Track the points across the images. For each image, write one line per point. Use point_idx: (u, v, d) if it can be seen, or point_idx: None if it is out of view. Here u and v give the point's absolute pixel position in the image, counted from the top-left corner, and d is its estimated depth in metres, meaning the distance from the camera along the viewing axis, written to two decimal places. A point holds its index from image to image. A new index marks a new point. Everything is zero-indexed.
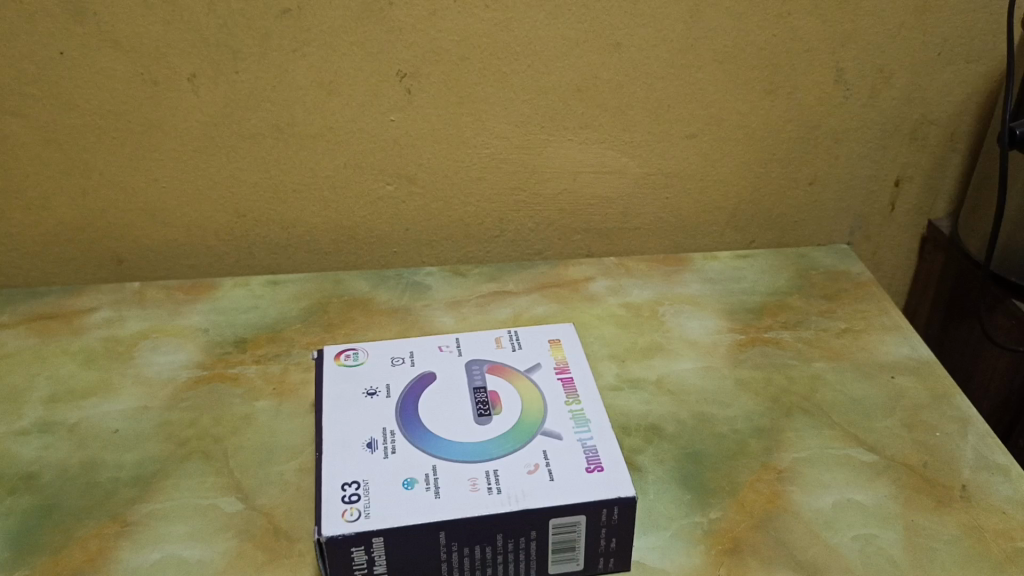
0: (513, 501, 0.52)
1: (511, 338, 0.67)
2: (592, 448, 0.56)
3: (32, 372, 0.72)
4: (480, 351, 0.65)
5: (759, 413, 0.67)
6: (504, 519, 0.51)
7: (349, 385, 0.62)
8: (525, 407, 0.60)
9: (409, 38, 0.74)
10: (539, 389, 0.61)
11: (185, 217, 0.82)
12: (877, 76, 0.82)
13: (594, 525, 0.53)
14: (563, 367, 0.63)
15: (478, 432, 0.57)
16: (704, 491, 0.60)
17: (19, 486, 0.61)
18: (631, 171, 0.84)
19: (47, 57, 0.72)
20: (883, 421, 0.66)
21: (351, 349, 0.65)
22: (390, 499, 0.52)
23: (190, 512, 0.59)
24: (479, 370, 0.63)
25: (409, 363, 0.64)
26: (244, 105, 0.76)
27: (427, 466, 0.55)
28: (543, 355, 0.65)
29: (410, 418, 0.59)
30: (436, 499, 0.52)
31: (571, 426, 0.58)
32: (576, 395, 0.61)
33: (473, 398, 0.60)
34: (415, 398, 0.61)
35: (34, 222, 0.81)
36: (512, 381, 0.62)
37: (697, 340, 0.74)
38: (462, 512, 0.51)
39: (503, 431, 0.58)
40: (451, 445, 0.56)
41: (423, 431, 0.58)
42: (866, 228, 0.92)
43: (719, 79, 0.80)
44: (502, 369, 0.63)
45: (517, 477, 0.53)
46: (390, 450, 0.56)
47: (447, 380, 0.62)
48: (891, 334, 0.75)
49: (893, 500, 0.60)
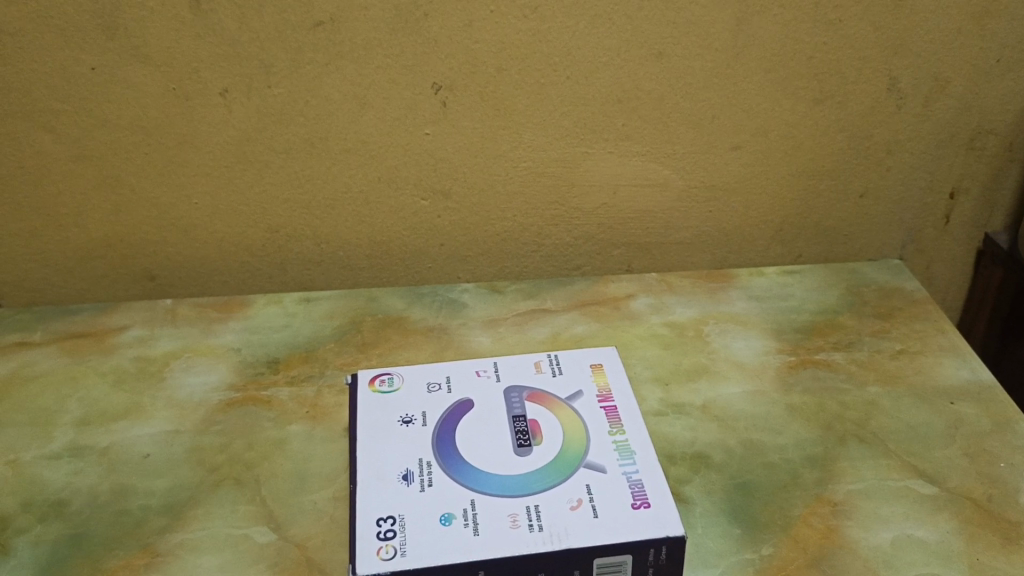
0: (555, 540, 0.49)
1: (552, 363, 0.64)
2: (638, 483, 0.53)
3: (64, 394, 0.71)
4: (520, 376, 0.63)
5: (812, 441, 0.64)
6: (545, 559, 0.49)
7: (384, 413, 0.60)
8: (567, 437, 0.57)
9: (444, 49, 0.72)
10: (581, 419, 0.59)
11: (218, 233, 0.81)
12: (933, 84, 0.78)
13: (641, 565, 0.51)
14: (605, 395, 0.61)
15: (518, 465, 0.55)
16: (755, 525, 0.57)
17: (48, 514, 0.60)
18: (674, 184, 0.82)
19: (78, 73, 0.71)
20: (943, 450, 0.63)
21: (385, 374, 0.63)
22: (426, 536, 0.50)
23: (222, 542, 0.58)
24: (518, 397, 0.61)
25: (445, 389, 0.62)
26: (277, 120, 0.75)
27: (465, 500, 0.52)
28: (585, 380, 0.62)
29: (446, 448, 0.57)
30: (475, 536, 0.50)
31: (615, 458, 0.55)
32: (620, 425, 0.58)
33: (512, 427, 0.58)
34: (452, 427, 0.58)
35: (66, 238, 0.80)
36: (553, 409, 0.60)
37: (744, 363, 0.71)
38: (502, 552, 0.49)
39: (544, 463, 0.55)
40: (490, 477, 0.54)
41: (460, 462, 0.55)
42: (919, 242, 0.88)
43: (766, 89, 0.77)
44: (542, 396, 0.61)
45: (560, 513, 0.51)
46: (427, 483, 0.54)
47: (485, 408, 0.60)
48: (949, 356, 0.72)
49: (957, 537, 0.57)
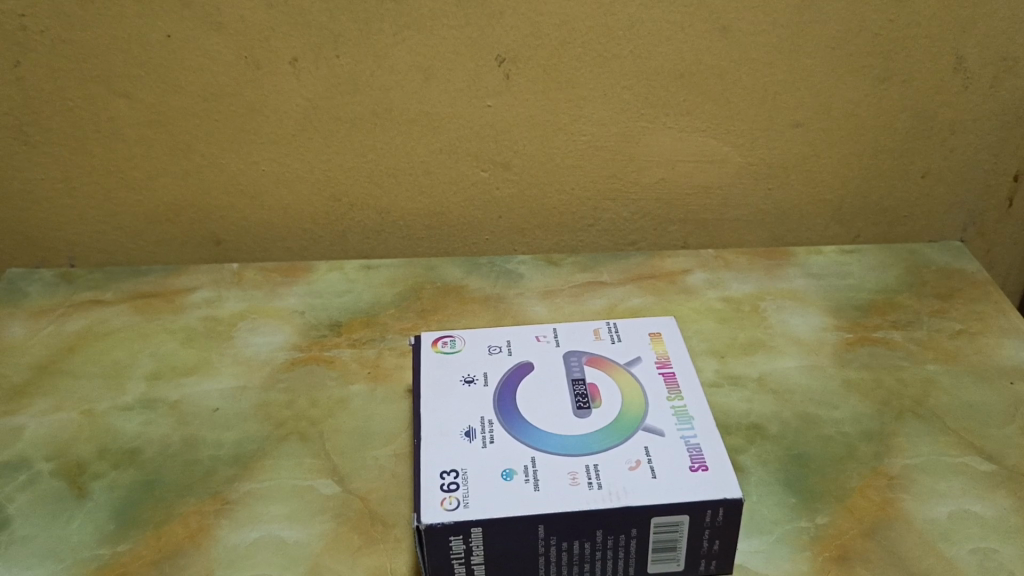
0: (614, 497, 0.50)
1: (611, 330, 0.65)
2: (696, 446, 0.54)
3: (135, 350, 0.73)
4: (579, 342, 0.64)
5: (868, 416, 0.64)
6: (604, 516, 0.50)
7: (446, 372, 0.61)
8: (625, 401, 0.58)
9: (509, 21, 0.73)
10: (640, 384, 0.60)
11: (283, 199, 0.83)
12: (1001, 64, 0.77)
13: (697, 526, 0.51)
14: (664, 362, 0.62)
15: (578, 426, 0.56)
16: (811, 495, 0.58)
17: (123, 460, 0.63)
18: (733, 160, 0.82)
19: (155, 40, 0.73)
20: (1002, 428, 0.63)
21: (448, 336, 0.65)
22: (489, 489, 0.51)
23: (288, 493, 0.60)
24: (578, 362, 0.62)
25: (506, 352, 0.63)
26: (343, 88, 0.76)
27: (526, 458, 0.54)
28: (644, 348, 0.63)
29: (507, 408, 0.58)
30: (536, 492, 0.51)
31: (674, 423, 0.56)
32: (678, 391, 0.59)
33: (571, 391, 0.59)
34: (513, 388, 0.60)
35: (138, 201, 0.83)
36: (612, 374, 0.61)
37: (801, 337, 0.72)
38: (563, 507, 0.50)
39: (603, 425, 0.56)
40: (550, 437, 0.55)
41: (521, 422, 0.57)
42: (980, 224, 0.87)
43: (831, 65, 0.76)
44: (602, 361, 0.62)
45: (619, 472, 0.52)
46: (489, 440, 0.55)
47: (545, 371, 0.61)
48: (1010, 337, 0.71)
49: (1014, 513, 0.57)
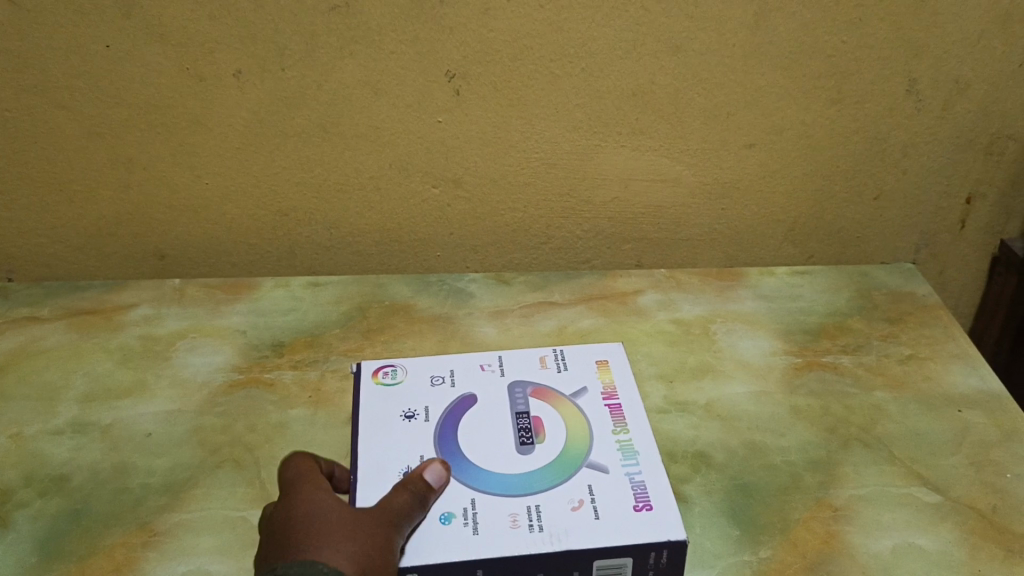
0: (555, 540, 0.49)
1: (557, 358, 0.64)
2: (641, 485, 0.53)
3: (69, 370, 0.71)
4: (525, 372, 0.63)
5: (815, 444, 0.63)
6: (544, 560, 0.49)
7: (385, 407, 0.60)
8: (570, 436, 0.57)
9: (459, 37, 0.71)
10: (584, 416, 0.59)
11: (227, 214, 0.81)
12: (952, 88, 0.77)
13: (641, 567, 0.50)
14: (610, 393, 0.61)
15: (521, 463, 0.55)
16: (755, 527, 0.57)
17: (49, 488, 0.61)
18: (686, 180, 0.81)
19: (94, 50, 0.71)
20: (949, 458, 0.62)
21: (389, 367, 0.64)
22: (425, 534, 0.50)
23: (220, 524, 0.58)
24: (522, 394, 0.61)
25: (449, 383, 0.62)
26: (289, 102, 0.74)
27: (465, 499, 0.52)
28: (591, 378, 0.63)
29: (448, 444, 0.57)
30: (474, 535, 0.50)
31: (619, 459, 0.55)
32: (624, 425, 0.58)
33: (515, 425, 0.58)
34: (455, 422, 0.59)
35: (77, 215, 0.80)
36: (556, 407, 0.60)
37: (750, 362, 0.71)
38: (501, 551, 0.49)
39: (546, 462, 0.55)
40: (492, 475, 0.54)
41: (462, 459, 0.55)
42: (933, 246, 0.87)
43: (784, 87, 0.76)
44: (547, 393, 0.61)
45: (561, 513, 0.51)
46: None
47: (489, 404, 0.60)
48: (958, 363, 0.71)
49: (958, 546, 0.56)
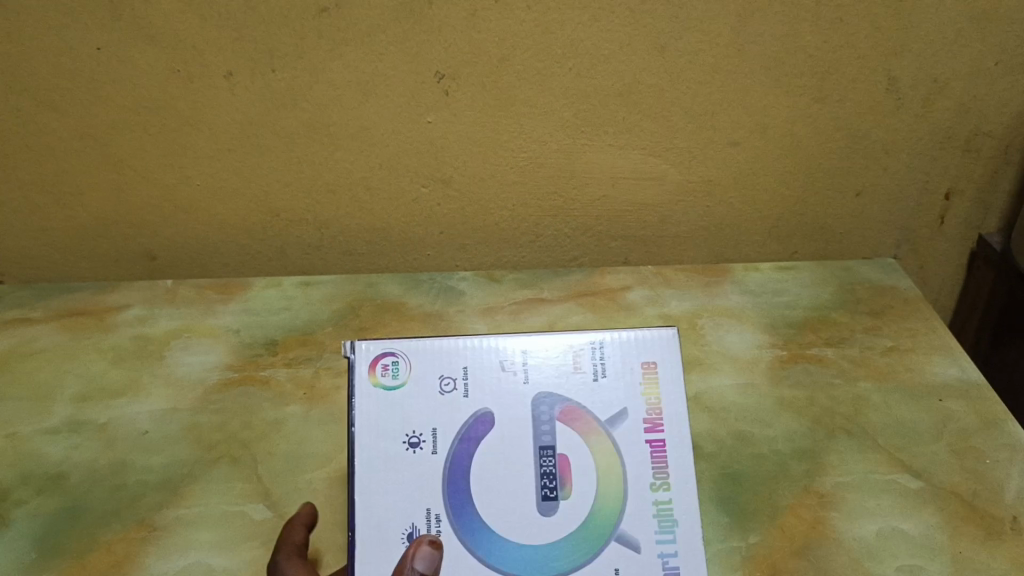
0: None
1: (594, 358, 0.58)
2: (673, 572, 0.53)
3: (61, 369, 0.72)
4: (554, 378, 0.57)
5: (801, 434, 0.65)
6: None
7: (387, 429, 0.55)
8: (601, 488, 0.55)
9: (448, 38, 0.72)
10: (620, 457, 0.55)
11: (218, 215, 0.82)
12: (931, 86, 0.78)
13: None
14: (654, 423, 0.56)
15: (544, 529, 0.54)
16: (744, 514, 0.59)
17: (47, 486, 0.62)
18: (671, 178, 0.82)
19: (84, 52, 0.71)
20: (931, 445, 0.64)
21: (389, 358, 0.57)
22: None
23: (217, 519, 0.60)
24: (549, 415, 0.56)
25: (461, 391, 0.56)
26: (279, 103, 0.75)
27: None
28: (633, 393, 0.57)
29: (460, 494, 0.54)
30: None
31: (652, 530, 0.54)
32: (665, 478, 0.55)
33: (540, 467, 0.55)
34: (467, 456, 0.55)
35: (67, 217, 0.81)
36: (587, 437, 0.56)
37: (737, 356, 0.72)
38: None
39: (573, 527, 0.54)
40: (510, 545, 0.53)
41: (476, 520, 0.54)
42: (913, 242, 0.89)
43: (768, 86, 0.77)
44: (579, 412, 0.56)
45: None
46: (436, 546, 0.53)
47: (511, 430, 0.56)
48: (939, 354, 0.72)
49: (940, 530, 0.59)
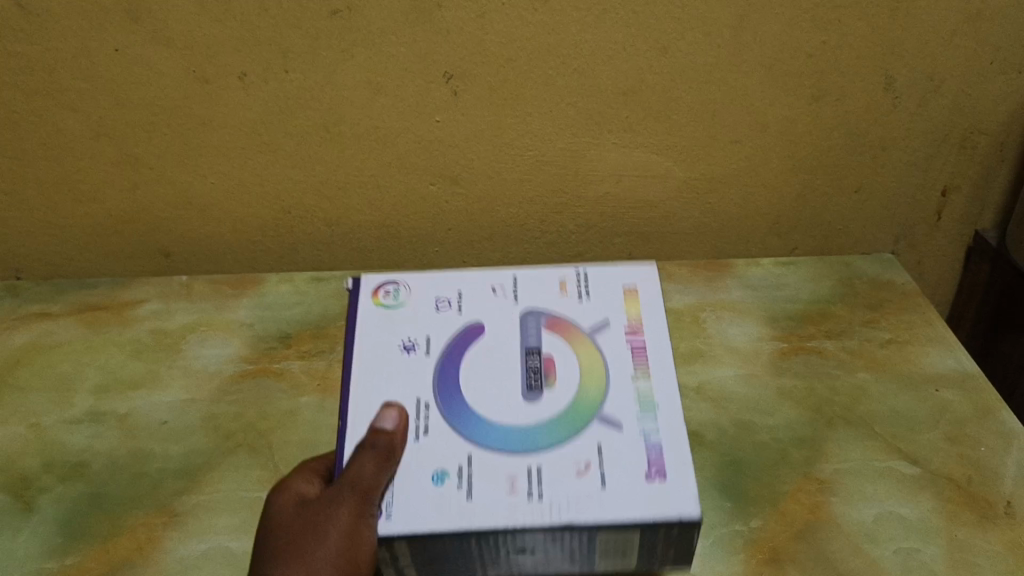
0: (554, 513, 0.52)
1: (577, 283, 0.66)
2: (655, 447, 0.55)
3: (82, 362, 0.74)
4: (541, 300, 0.65)
5: (801, 423, 0.67)
6: (543, 530, 0.52)
7: (387, 336, 0.62)
8: (583, 384, 0.59)
9: (456, 39, 0.73)
10: (600, 353, 0.61)
11: (232, 213, 0.84)
12: (927, 84, 0.80)
13: (648, 538, 0.54)
14: (633, 329, 0.62)
15: (527, 415, 0.57)
16: (746, 500, 0.61)
17: (70, 474, 0.64)
18: (674, 175, 0.84)
19: (101, 53, 0.73)
20: (927, 433, 0.66)
21: (390, 286, 0.66)
22: (419, 496, 0.53)
23: (236, 505, 0.62)
24: (536, 324, 0.63)
25: (455, 309, 0.64)
26: (291, 103, 0.77)
27: (462, 456, 0.55)
28: (614, 309, 0.64)
29: (449, 387, 0.59)
30: (469, 501, 0.53)
31: (635, 414, 0.57)
32: (644, 368, 0.60)
33: (526, 366, 0.59)
34: (458, 356, 0.61)
35: (84, 214, 0.83)
36: (572, 342, 0.61)
37: (738, 347, 0.74)
38: (495, 520, 0.52)
39: (556, 414, 0.57)
40: (494, 428, 0.56)
41: (463, 409, 0.57)
42: (911, 237, 0.91)
43: (769, 85, 0.78)
44: (564, 325, 0.63)
45: (565, 478, 0.54)
46: (424, 430, 0.56)
47: (500, 335, 0.62)
48: (935, 346, 0.74)
49: (936, 515, 0.60)
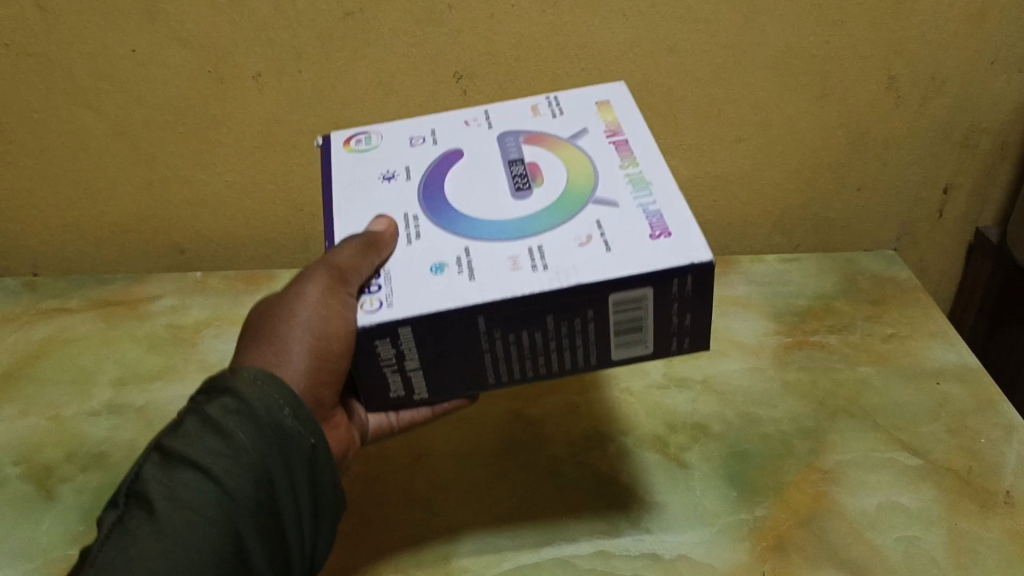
0: (561, 277, 0.48)
1: (550, 104, 0.61)
2: (655, 213, 0.51)
3: (101, 356, 0.76)
4: (515, 123, 0.60)
5: (805, 415, 0.68)
6: (554, 297, 0.48)
7: (365, 170, 0.58)
8: (571, 177, 0.54)
9: (466, 40, 0.75)
10: (585, 155, 0.56)
11: (246, 210, 0.85)
12: (929, 83, 0.81)
13: (663, 298, 0.49)
14: (614, 130, 0.58)
15: (518, 210, 0.53)
16: (751, 489, 0.63)
17: (91, 463, 0.66)
18: (680, 174, 0.86)
19: (119, 53, 0.74)
20: (929, 425, 0.67)
21: (361, 134, 0.61)
22: (418, 286, 0.49)
23: None
24: (514, 140, 0.58)
25: (430, 141, 0.60)
26: (305, 103, 0.78)
27: (459, 248, 0.51)
28: (591, 118, 0.60)
29: (434, 201, 0.55)
30: (471, 282, 0.48)
31: (628, 192, 0.52)
32: (632, 160, 0.55)
33: (509, 172, 0.56)
34: (439, 176, 0.56)
35: (101, 211, 0.85)
36: (553, 149, 0.57)
37: (743, 341, 0.76)
38: (499, 293, 0.47)
39: (548, 204, 0.53)
40: (485, 225, 0.52)
41: (449, 215, 0.53)
42: (912, 235, 0.93)
43: (773, 85, 0.80)
44: (542, 137, 0.58)
45: (566, 249, 0.49)
46: (414, 235, 0.52)
47: (479, 154, 0.58)
48: (936, 340, 0.76)
49: (937, 504, 0.62)
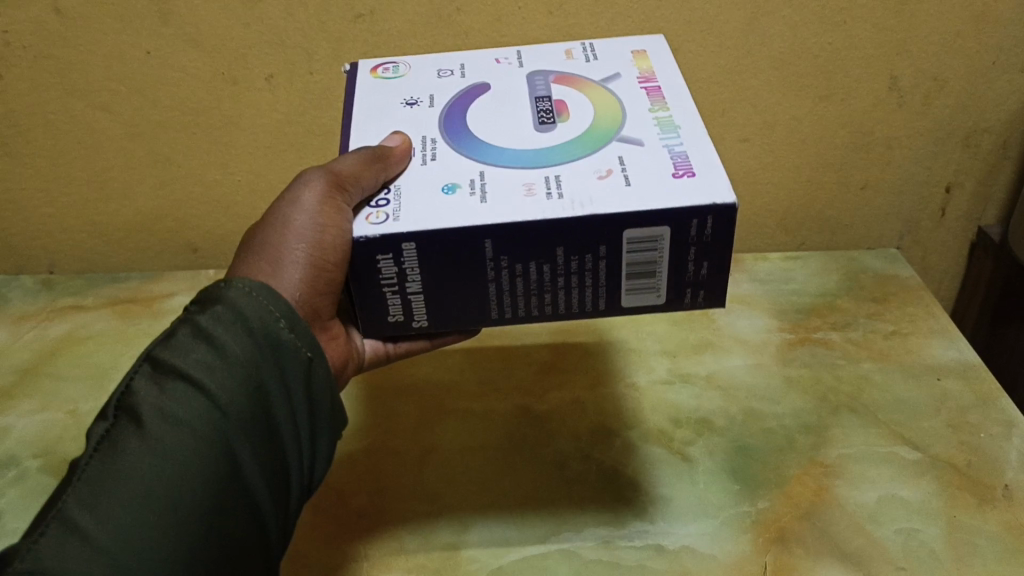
0: (575, 206, 0.47)
1: (584, 51, 0.61)
2: (680, 154, 0.50)
3: (117, 352, 0.77)
4: (546, 64, 0.60)
5: (807, 411, 0.70)
6: (566, 226, 0.47)
7: (388, 97, 0.58)
8: (597, 116, 0.54)
9: (475, 41, 0.76)
10: (614, 95, 0.56)
11: (258, 210, 0.87)
12: (931, 84, 0.82)
13: (681, 240, 0.48)
14: (647, 78, 0.57)
15: (541, 142, 0.52)
16: (754, 482, 0.64)
17: None
18: None
19: (134, 56, 0.76)
20: (930, 421, 0.69)
21: (390, 64, 0.61)
22: (427, 204, 0.49)
23: None
24: (544, 81, 0.58)
25: (458, 75, 0.60)
26: (316, 104, 0.79)
27: (475, 172, 0.50)
28: (625, 65, 0.59)
29: (455, 127, 0.54)
30: (482, 204, 0.48)
31: (656, 132, 0.52)
32: (662, 104, 0.54)
33: (535, 108, 0.55)
34: (462, 107, 0.56)
35: (116, 211, 0.87)
36: (582, 90, 0.57)
37: (747, 339, 0.77)
38: (507, 215, 0.47)
39: (572, 138, 0.52)
40: (504, 152, 0.52)
41: (470, 140, 0.53)
42: (915, 234, 0.94)
43: (776, 86, 0.81)
44: (573, 79, 0.58)
45: (585, 181, 0.49)
46: (431, 158, 0.52)
47: (506, 89, 0.58)
48: (937, 337, 0.77)
49: (937, 497, 0.63)
